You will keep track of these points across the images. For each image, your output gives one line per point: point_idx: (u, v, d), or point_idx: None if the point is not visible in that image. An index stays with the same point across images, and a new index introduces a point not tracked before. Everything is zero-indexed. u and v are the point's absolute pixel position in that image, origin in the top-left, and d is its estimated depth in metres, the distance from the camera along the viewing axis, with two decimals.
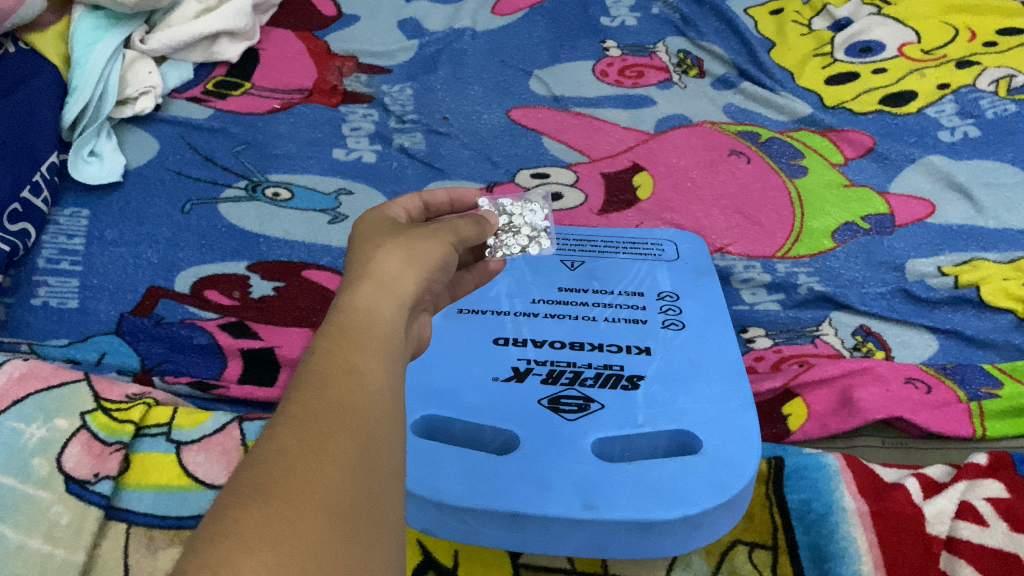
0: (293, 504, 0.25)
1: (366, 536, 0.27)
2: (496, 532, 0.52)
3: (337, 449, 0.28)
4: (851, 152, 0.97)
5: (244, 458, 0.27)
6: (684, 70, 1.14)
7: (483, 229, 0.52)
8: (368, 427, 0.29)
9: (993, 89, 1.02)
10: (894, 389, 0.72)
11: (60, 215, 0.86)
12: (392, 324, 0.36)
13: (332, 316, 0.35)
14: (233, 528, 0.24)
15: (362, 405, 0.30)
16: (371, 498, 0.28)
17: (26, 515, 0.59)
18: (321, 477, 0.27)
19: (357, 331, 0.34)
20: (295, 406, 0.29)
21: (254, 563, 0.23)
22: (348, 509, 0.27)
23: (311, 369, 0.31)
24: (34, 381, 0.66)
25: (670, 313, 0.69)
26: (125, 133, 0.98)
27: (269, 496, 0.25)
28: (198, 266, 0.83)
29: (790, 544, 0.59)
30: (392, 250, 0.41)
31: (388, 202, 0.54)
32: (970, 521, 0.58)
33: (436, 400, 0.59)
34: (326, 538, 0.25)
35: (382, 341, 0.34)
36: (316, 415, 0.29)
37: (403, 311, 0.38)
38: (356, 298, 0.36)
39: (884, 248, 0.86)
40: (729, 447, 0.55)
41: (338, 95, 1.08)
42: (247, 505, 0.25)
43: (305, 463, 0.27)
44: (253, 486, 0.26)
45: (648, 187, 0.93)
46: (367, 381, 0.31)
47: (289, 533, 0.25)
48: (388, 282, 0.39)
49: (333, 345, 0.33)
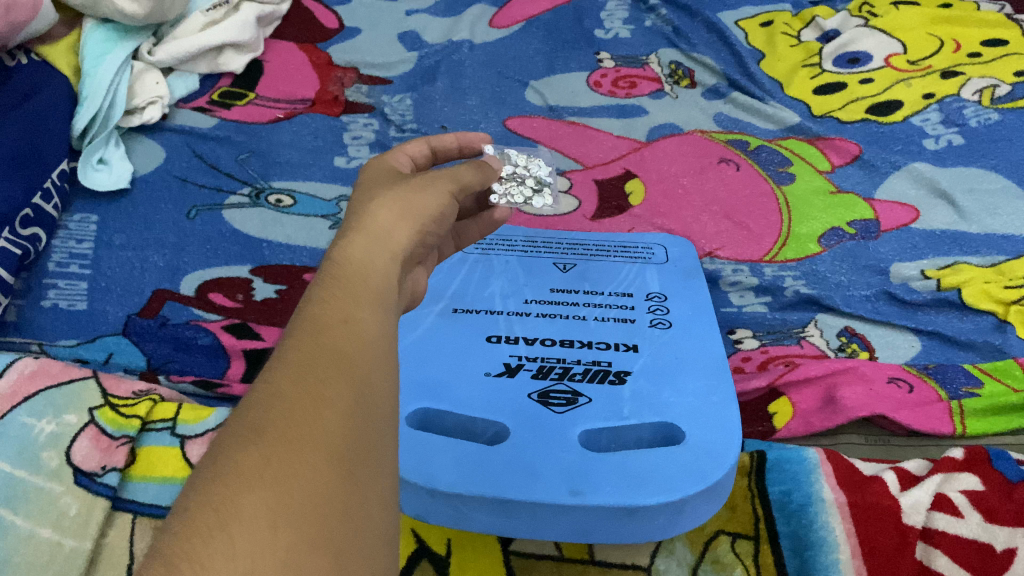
0: (291, 445, 0.28)
1: (365, 472, 0.30)
2: (486, 517, 0.54)
3: (331, 393, 0.31)
4: (838, 160, 1.00)
5: (245, 405, 0.30)
6: (676, 81, 1.17)
7: (485, 175, 0.56)
8: (362, 374, 0.32)
9: (977, 99, 1.05)
10: (877, 388, 0.74)
11: (70, 220, 0.89)
12: (385, 274, 0.39)
13: (327, 269, 0.38)
14: (233, 468, 0.27)
15: (355, 351, 0.33)
16: (368, 436, 0.31)
17: (37, 505, 0.61)
18: (318, 420, 0.30)
19: (352, 282, 0.37)
20: (292, 357, 0.32)
21: (254, 498, 0.26)
22: (346, 450, 0.30)
23: (309, 320, 0.34)
24: (44, 378, 0.69)
25: (658, 312, 0.71)
26: (133, 141, 1.01)
27: (267, 439, 0.28)
28: (203, 270, 0.86)
29: (772, 534, 0.61)
30: (383, 207, 0.43)
31: (392, 150, 0.58)
32: (946, 512, 0.61)
33: (429, 393, 0.61)
34: (325, 475, 0.28)
35: (376, 291, 0.37)
36: (310, 363, 0.32)
37: (394, 262, 0.41)
38: (351, 250, 0.39)
39: (869, 252, 0.88)
40: (711, 437, 0.57)
41: (340, 105, 1.11)
42: (247, 446, 0.28)
43: (303, 409, 0.30)
44: (250, 429, 0.29)
45: (640, 193, 0.95)
46: (360, 330, 0.34)
47: (287, 471, 0.28)
48: (380, 236, 0.41)
49: (328, 296, 0.36)
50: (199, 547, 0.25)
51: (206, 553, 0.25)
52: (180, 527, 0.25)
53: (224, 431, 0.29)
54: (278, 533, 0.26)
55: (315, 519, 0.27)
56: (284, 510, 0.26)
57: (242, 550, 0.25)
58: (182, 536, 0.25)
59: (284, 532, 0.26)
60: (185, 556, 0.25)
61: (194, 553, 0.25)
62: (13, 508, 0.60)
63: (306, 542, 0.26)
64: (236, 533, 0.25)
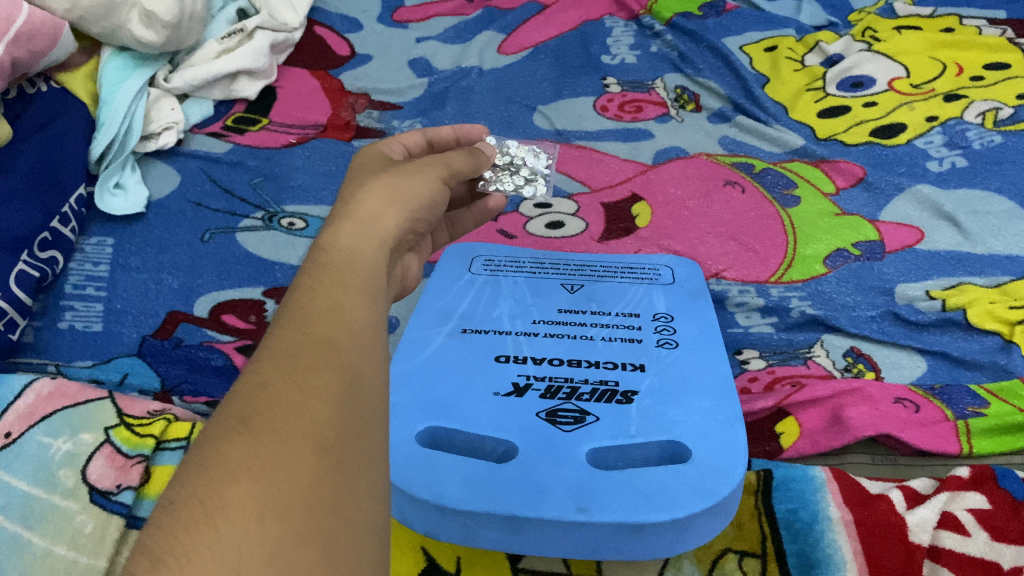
0: (278, 435, 0.30)
1: (353, 459, 0.31)
2: (495, 534, 0.55)
3: (319, 382, 0.32)
4: (842, 182, 1.01)
5: (234, 394, 0.32)
6: (681, 105, 1.18)
7: (477, 161, 0.58)
8: (349, 363, 0.34)
9: (980, 121, 1.06)
10: (884, 408, 0.75)
11: (86, 244, 0.91)
12: (370, 261, 0.41)
13: (316, 257, 0.40)
14: (221, 458, 0.29)
15: (343, 340, 0.35)
16: (356, 423, 0.32)
17: (53, 523, 0.62)
18: (305, 411, 0.31)
19: (339, 271, 0.39)
20: (279, 347, 0.34)
21: (242, 489, 0.28)
22: (334, 441, 0.31)
23: (298, 310, 0.36)
24: (62, 399, 0.70)
25: (665, 332, 0.72)
26: (148, 166, 1.03)
27: (254, 430, 0.30)
28: (216, 292, 0.87)
29: (779, 553, 0.61)
30: (370, 195, 0.45)
31: (386, 138, 0.61)
32: (952, 530, 0.61)
33: (439, 412, 0.62)
34: (313, 465, 0.30)
35: (362, 279, 0.39)
36: (297, 353, 0.33)
37: (382, 249, 0.43)
38: (338, 237, 0.41)
39: (875, 273, 0.89)
40: (715, 455, 0.58)
41: (352, 130, 1.13)
42: (234, 437, 0.29)
43: (291, 401, 0.31)
44: (237, 420, 0.30)
45: (647, 215, 0.96)
46: (346, 318, 0.36)
47: (274, 461, 0.29)
48: (367, 224, 0.43)
49: (315, 286, 0.37)
50: (188, 541, 0.26)
51: (195, 547, 0.26)
52: (167, 522, 0.27)
53: (211, 423, 0.31)
54: (266, 524, 0.27)
55: (304, 508, 0.28)
56: (271, 501, 0.28)
57: (229, 542, 0.26)
58: (171, 531, 0.27)
59: (272, 523, 0.27)
60: (172, 550, 0.26)
61: (182, 546, 0.26)
62: (29, 526, 0.62)
63: (294, 531, 0.28)
64: (222, 526, 0.27)
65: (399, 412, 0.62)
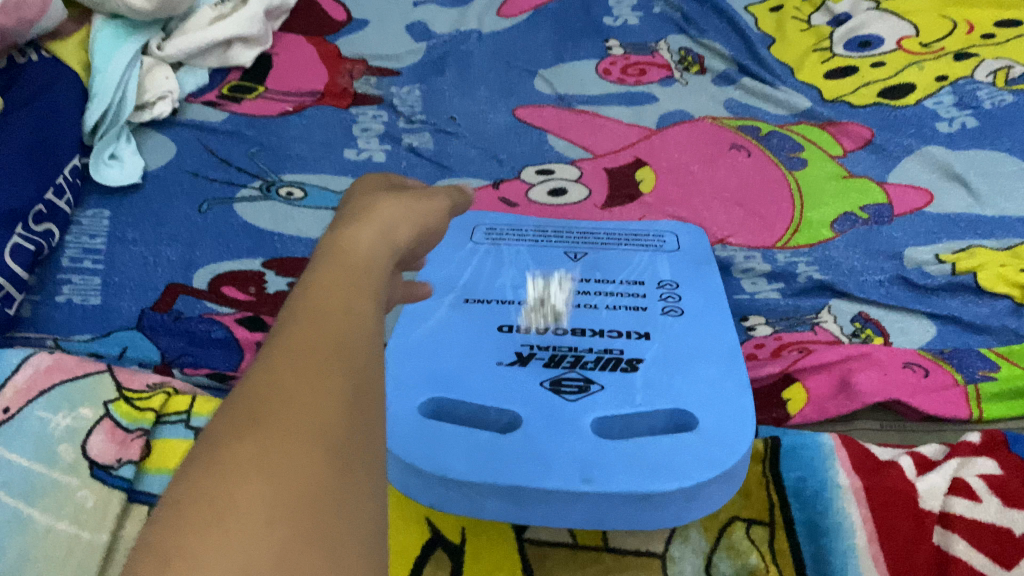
0: (289, 434, 0.27)
1: (366, 463, 0.28)
2: (500, 505, 0.54)
3: (332, 381, 0.30)
4: (850, 144, 0.99)
5: (243, 389, 0.29)
6: (685, 67, 1.16)
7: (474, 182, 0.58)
8: (365, 363, 0.31)
9: (991, 80, 1.04)
10: (892, 374, 0.74)
11: (82, 216, 0.89)
12: (383, 259, 0.38)
13: (328, 249, 0.37)
14: (228, 457, 0.26)
15: (358, 338, 0.32)
16: (369, 427, 0.30)
17: (54, 499, 0.62)
18: (317, 411, 0.28)
19: (352, 265, 0.36)
20: (291, 338, 0.31)
21: (250, 492, 0.25)
22: (347, 445, 0.28)
23: (310, 302, 0.33)
24: (60, 373, 0.69)
25: (670, 300, 0.71)
26: (143, 136, 1.01)
27: (265, 427, 0.27)
28: (215, 264, 0.86)
29: (787, 520, 0.61)
30: (386, 200, 0.43)
31: None
32: (963, 496, 0.60)
33: (442, 384, 0.61)
34: (325, 470, 0.27)
35: (374, 275, 0.36)
36: (311, 348, 0.31)
37: (398, 250, 0.40)
38: (353, 235, 0.38)
39: (883, 237, 0.87)
40: (723, 424, 0.57)
41: (349, 97, 1.11)
42: (243, 435, 0.27)
43: (303, 398, 0.29)
44: (248, 416, 0.28)
45: (651, 181, 0.95)
46: (362, 315, 0.33)
47: (286, 463, 0.26)
48: (382, 226, 0.41)
49: (330, 278, 0.35)
50: (189, 546, 0.23)
51: (199, 551, 0.23)
52: (167, 523, 0.24)
53: (216, 419, 0.28)
54: (274, 533, 0.24)
55: (313, 516, 0.25)
56: (281, 506, 0.25)
57: (234, 547, 0.24)
58: (173, 531, 0.24)
59: (282, 531, 0.25)
60: (177, 554, 0.23)
61: (184, 551, 0.23)
62: (31, 502, 0.61)
63: (304, 537, 0.25)
64: (229, 530, 0.24)
65: (400, 383, 0.61)
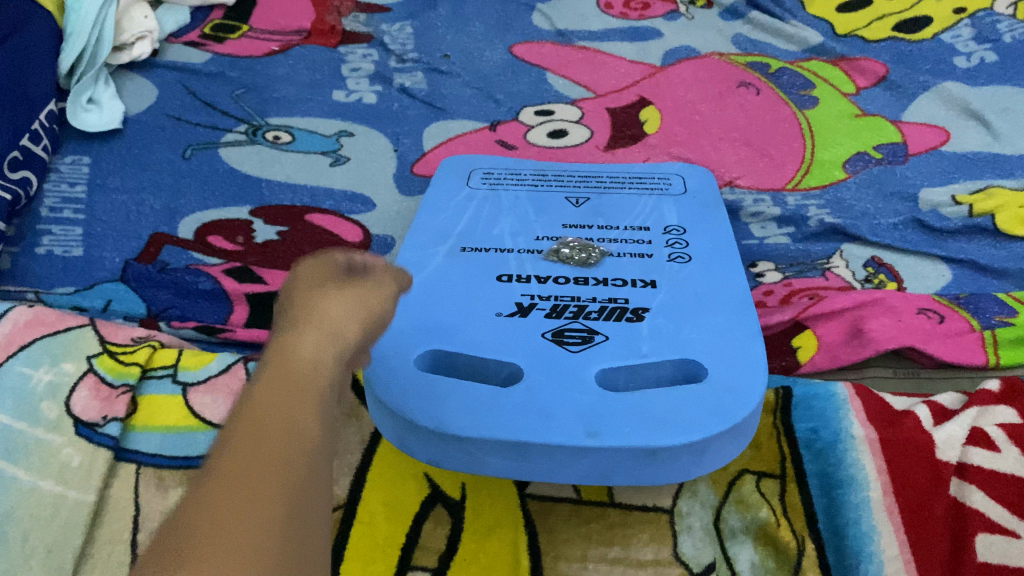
0: (223, 525, 0.26)
1: (304, 551, 0.27)
2: (501, 462, 0.51)
3: (276, 451, 0.28)
4: (863, 81, 0.95)
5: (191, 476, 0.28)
6: (690, 2, 1.12)
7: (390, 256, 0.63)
8: (308, 426, 0.30)
9: (1012, 12, 0.99)
10: (906, 320, 0.71)
11: (61, 163, 0.85)
12: (348, 308, 0.36)
13: (288, 298, 0.36)
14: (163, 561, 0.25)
15: (307, 399, 0.31)
16: (309, 511, 0.28)
17: (38, 457, 0.59)
18: (252, 492, 0.27)
19: (313, 319, 0.35)
20: (240, 409, 0.30)
21: None
22: (285, 529, 0.27)
23: (263, 363, 0.32)
24: (40, 327, 0.66)
25: (677, 246, 0.68)
26: (122, 80, 0.96)
27: (200, 520, 0.26)
28: (201, 212, 0.83)
29: (799, 473, 0.59)
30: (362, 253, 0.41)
31: None
32: (981, 447, 0.58)
33: (438, 336, 0.58)
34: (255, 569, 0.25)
35: (331, 326, 0.35)
36: (258, 416, 0.29)
37: (372, 285, 0.39)
38: (311, 275, 0.38)
39: (897, 178, 0.84)
40: (734, 375, 0.54)
41: (337, 36, 1.06)
42: (179, 532, 0.26)
43: (243, 477, 0.27)
44: (191, 504, 0.27)
45: (656, 122, 0.91)
46: (314, 369, 0.32)
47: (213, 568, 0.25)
48: (343, 268, 0.39)
49: (287, 330, 0.34)
50: None
51: None
52: None
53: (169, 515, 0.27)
54: None
55: None
56: None
57: None
58: None
59: None
60: None
61: None
62: (13, 461, 0.58)
63: None
64: None
65: (395, 336, 0.58)
